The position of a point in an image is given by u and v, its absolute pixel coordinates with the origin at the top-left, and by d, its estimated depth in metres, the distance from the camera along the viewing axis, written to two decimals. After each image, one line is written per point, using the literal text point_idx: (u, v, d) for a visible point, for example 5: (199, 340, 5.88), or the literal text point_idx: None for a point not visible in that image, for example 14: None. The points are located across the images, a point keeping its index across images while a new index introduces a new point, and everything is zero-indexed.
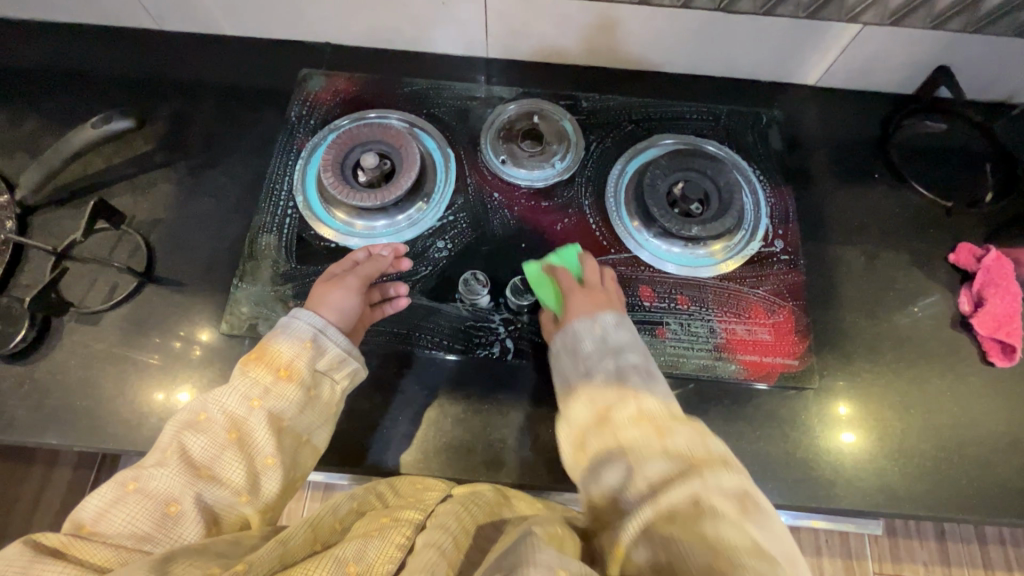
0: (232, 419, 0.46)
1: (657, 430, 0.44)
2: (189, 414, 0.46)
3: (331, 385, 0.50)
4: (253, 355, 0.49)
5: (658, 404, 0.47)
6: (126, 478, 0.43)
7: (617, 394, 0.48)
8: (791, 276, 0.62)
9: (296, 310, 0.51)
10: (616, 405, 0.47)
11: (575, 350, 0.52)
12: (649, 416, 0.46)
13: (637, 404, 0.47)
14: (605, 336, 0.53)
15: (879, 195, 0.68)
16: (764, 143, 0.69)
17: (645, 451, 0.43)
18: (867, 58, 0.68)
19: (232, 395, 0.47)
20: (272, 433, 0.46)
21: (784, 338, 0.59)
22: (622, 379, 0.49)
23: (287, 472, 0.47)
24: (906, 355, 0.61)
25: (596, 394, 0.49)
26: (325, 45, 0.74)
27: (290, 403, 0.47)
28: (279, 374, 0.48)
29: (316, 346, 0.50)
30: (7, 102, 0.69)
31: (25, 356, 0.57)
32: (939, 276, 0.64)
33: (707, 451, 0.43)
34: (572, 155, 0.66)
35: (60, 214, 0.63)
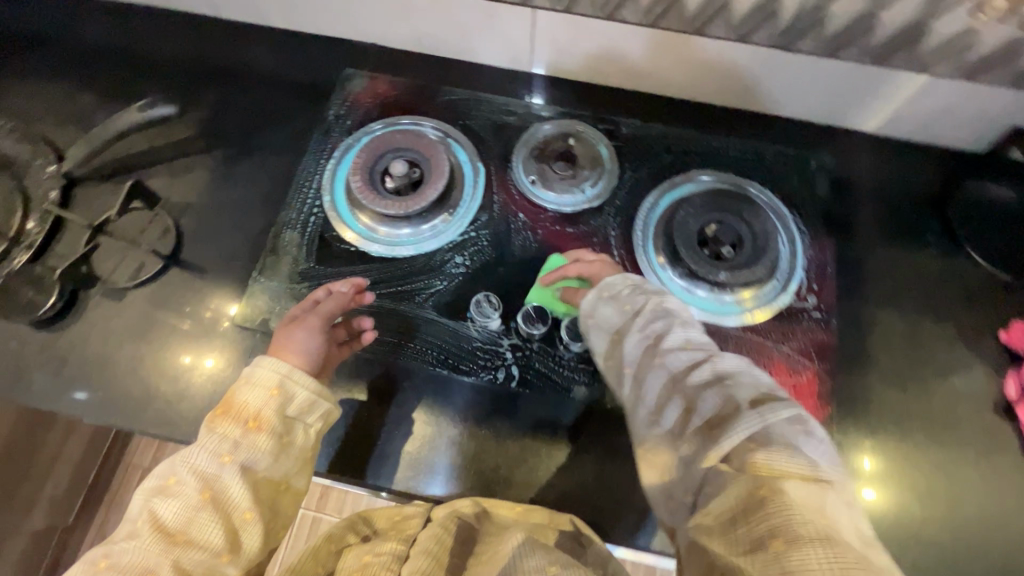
0: (202, 480, 0.43)
1: (706, 356, 0.45)
2: (158, 478, 0.44)
3: (305, 428, 0.48)
4: (218, 411, 0.46)
5: (704, 337, 0.47)
6: (97, 555, 0.41)
7: (667, 326, 0.48)
8: (821, 335, 0.59)
9: (257, 357, 0.49)
10: (664, 335, 0.47)
11: (614, 296, 0.52)
12: (696, 346, 0.46)
13: (688, 335, 0.47)
14: (638, 282, 0.53)
15: (928, 259, 0.64)
16: (810, 190, 0.65)
17: (698, 379, 0.43)
18: (934, 111, 0.64)
19: (200, 453, 0.44)
20: (247, 487, 0.44)
21: (805, 402, 0.56)
22: (672, 315, 0.49)
23: (267, 524, 0.45)
24: (937, 435, 0.56)
25: (643, 326, 0.48)
26: (371, 46, 0.75)
27: (264, 453, 0.45)
28: (247, 426, 0.45)
29: (283, 392, 0.48)
30: (68, 76, 0.72)
31: (53, 323, 0.60)
32: (985, 353, 0.60)
33: (758, 390, 0.42)
34: (604, 182, 0.65)
35: (101, 189, 0.65)
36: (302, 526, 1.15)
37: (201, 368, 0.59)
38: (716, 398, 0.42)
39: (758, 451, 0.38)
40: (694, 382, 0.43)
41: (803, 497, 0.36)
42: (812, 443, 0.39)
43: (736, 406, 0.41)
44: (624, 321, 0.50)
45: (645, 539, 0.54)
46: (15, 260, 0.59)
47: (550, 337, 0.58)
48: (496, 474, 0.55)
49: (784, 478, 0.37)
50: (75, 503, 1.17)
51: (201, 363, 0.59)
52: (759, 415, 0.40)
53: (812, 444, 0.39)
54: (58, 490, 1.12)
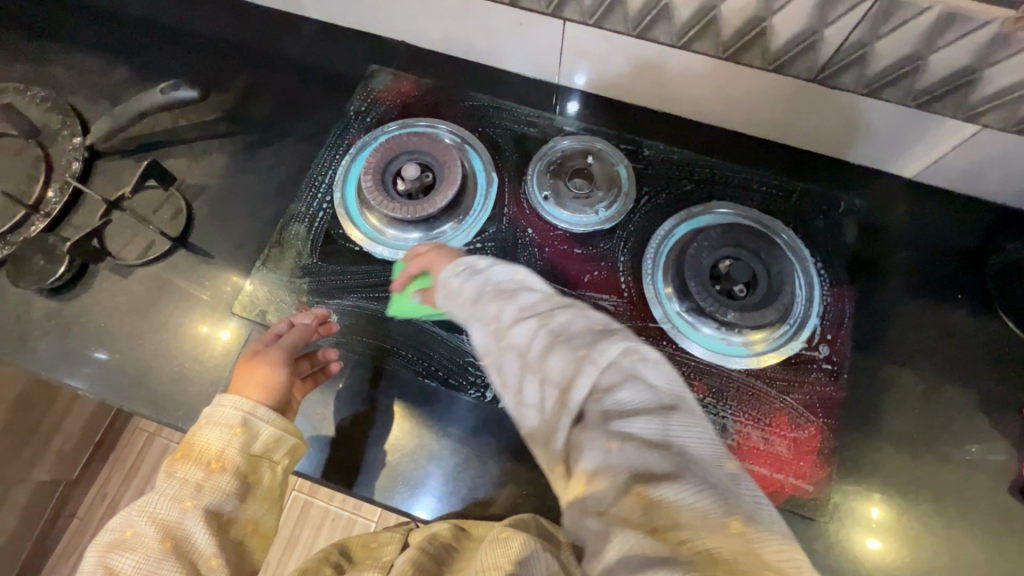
0: (165, 527, 0.45)
1: (539, 323, 0.43)
2: (115, 532, 0.46)
3: (272, 465, 0.50)
4: (178, 455, 0.48)
5: (537, 297, 0.45)
6: None
7: (499, 303, 0.45)
8: (829, 389, 0.56)
9: (219, 397, 0.50)
10: (500, 317, 0.44)
11: (452, 291, 0.49)
12: (533, 311, 0.44)
13: (523, 305, 0.45)
14: (471, 264, 0.50)
15: (957, 319, 0.60)
16: (835, 233, 0.62)
17: (540, 347, 0.42)
18: (981, 163, 0.60)
19: (162, 501, 0.46)
20: (212, 530, 0.46)
21: (803, 457, 0.53)
22: (504, 291, 0.46)
23: (234, 567, 0.46)
24: (943, 509, 0.53)
25: (484, 315, 0.45)
26: (400, 43, 0.74)
27: (227, 496, 0.47)
28: (209, 469, 0.47)
29: (246, 430, 0.49)
30: (105, 48, 0.73)
31: (60, 292, 0.61)
32: (1007, 428, 0.56)
33: (590, 326, 0.43)
34: (618, 205, 0.63)
35: (122, 164, 0.67)
36: (292, 509, 1.17)
37: (218, 338, 0.59)
38: (558, 358, 0.41)
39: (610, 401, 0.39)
40: (539, 355, 0.42)
41: (650, 434, 0.37)
42: (647, 371, 0.40)
43: (576, 361, 0.40)
44: (467, 311, 0.47)
45: None
46: (32, 227, 0.61)
47: None
48: (473, 492, 0.54)
49: (627, 422, 0.37)
50: (81, 458, 1.21)
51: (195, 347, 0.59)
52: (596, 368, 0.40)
53: (650, 369, 0.40)
54: (64, 446, 1.16)
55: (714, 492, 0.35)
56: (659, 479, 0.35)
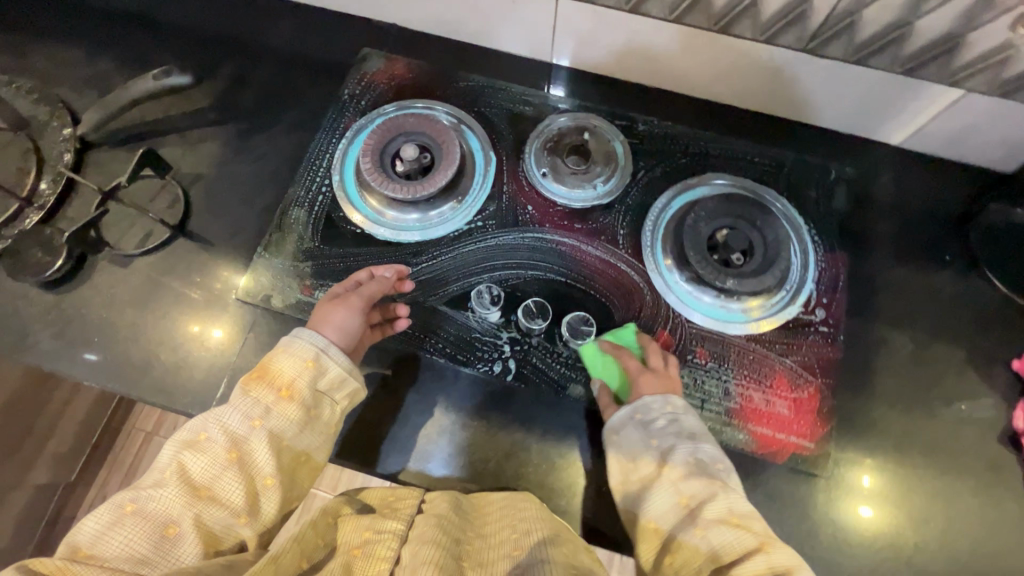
0: (233, 439, 0.48)
1: (753, 541, 0.46)
2: (189, 433, 0.49)
3: (332, 404, 0.51)
4: (255, 375, 0.50)
5: (747, 510, 0.48)
6: (125, 499, 0.46)
7: (707, 487, 0.48)
8: (826, 350, 0.57)
9: (297, 329, 0.52)
10: (706, 501, 0.48)
11: (646, 424, 0.52)
12: (741, 520, 0.47)
13: (730, 504, 0.48)
14: (677, 417, 0.52)
15: (945, 279, 0.62)
16: (827, 201, 0.63)
17: (744, 568, 0.44)
18: (964, 128, 0.61)
19: (234, 414, 0.48)
20: (272, 452, 0.48)
21: (804, 416, 0.55)
22: (714, 478, 0.49)
23: (285, 492, 0.49)
24: (937, 462, 0.55)
25: (683, 485, 0.49)
26: (391, 26, 0.74)
27: (290, 423, 0.49)
28: (280, 394, 0.49)
29: (317, 365, 0.51)
30: (88, 39, 0.72)
31: (59, 284, 0.60)
32: (995, 381, 0.58)
33: None
34: (616, 179, 0.63)
35: (114, 155, 0.66)
36: None
37: (213, 337, 0.59)
38: None
39: None
40: (739, 571, 0.45)
41: None
42: None
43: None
44: (664, 468, 0.50)
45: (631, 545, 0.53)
46: (26, 220, 0.60)
47: (549, 333, 0.57)
48: (487, 464, 0.55)
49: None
50: (78, 461, 1.20)
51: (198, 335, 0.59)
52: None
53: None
54: (60, 449, 1.14)
55: None
56: None
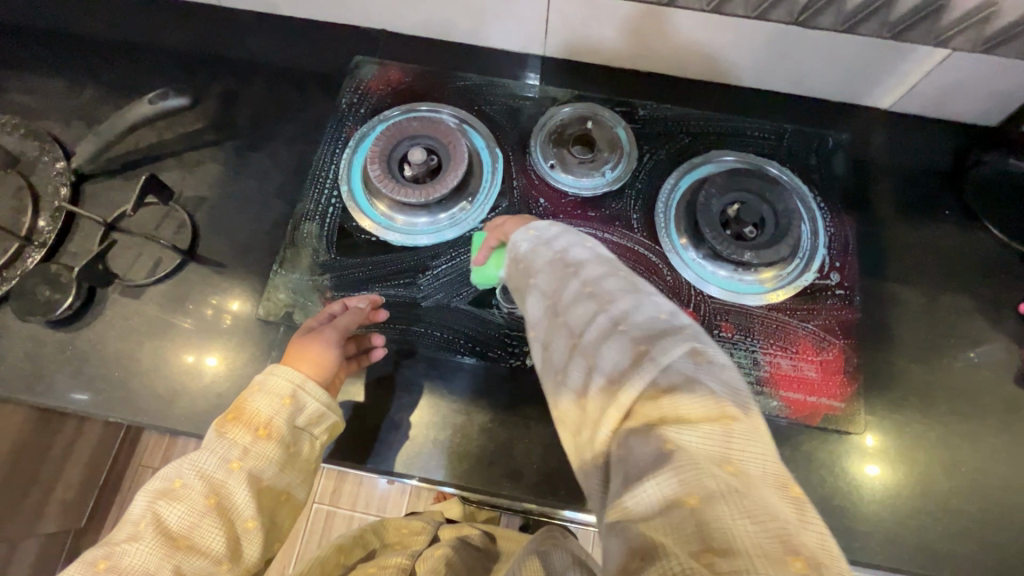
0: (210, 484, 0.46)
1: (600, 305, 0.40)
2: (163, 482, 0.46)
3: (311, 440, 0.50)
4: (229, 416, 0.49)
5: (601, 276, 0.42)
6: (97, 556, 0.43)
7: (561, 276, 0.43)
8: (844, 312, 0.59)
9: (273, 366, 0.51)
10: (562, 292, 0.42)
11: (519, 260, 0.48)
12: (594, 287, 0.42)
13: (584, 279, 0.42)
14: (539, 235, 0.49)
15: (947, 232, 0.64)
16: (827, 168, 0.65)
17: (596, 332, 0.39)
18: (950, 86, 0.64)
19: (209, 459, 0.47)
20: (252, 494, 0.46)
21: (831, 377, 0.56)
22: (569, 266, 0.44)
23: (267, 533, 0.47)
24: (961, 408, 0.57)
25: (544, 285, 0.44)
26: (380, 32, 0.73)
27: (271, 463, 0.48)
28: (257, 433, 0.48)
29: (295, 403, 0.50)
30: (68, 68, 0.70)
31: (70, 322, 0.59)
32: (1005, 326, 0.60)
33: (656, 329, 0.38)
34: (623, 165, 0.64)
35: (111, 185, 0.64)
36: (316, 521, 1.19)
37: (205, 366, 0.58)
38: (614, 350, 0.38)
39: (647, 394, 0.35)
40: (594, 339, 0.39)
41: (709, 446, 0.32)
42: (720, 383, 0.35)
43: (632, 349, 0.37)
44: (528, 282, 0.45)
45: None
46: (28, 260, 0.59)
47: None
48: (532, 459, 0.55)
49: (677, 426, 0.33)
50: (86, 506, 1.17)
51: (224, 360, 0.58)
52: (655, 357, 0.36)
53: (712, 375, 0.35)
54: (66, 495, 1.11)
55: (776, 523, 0.29)
56: (718, 503, 0.29)
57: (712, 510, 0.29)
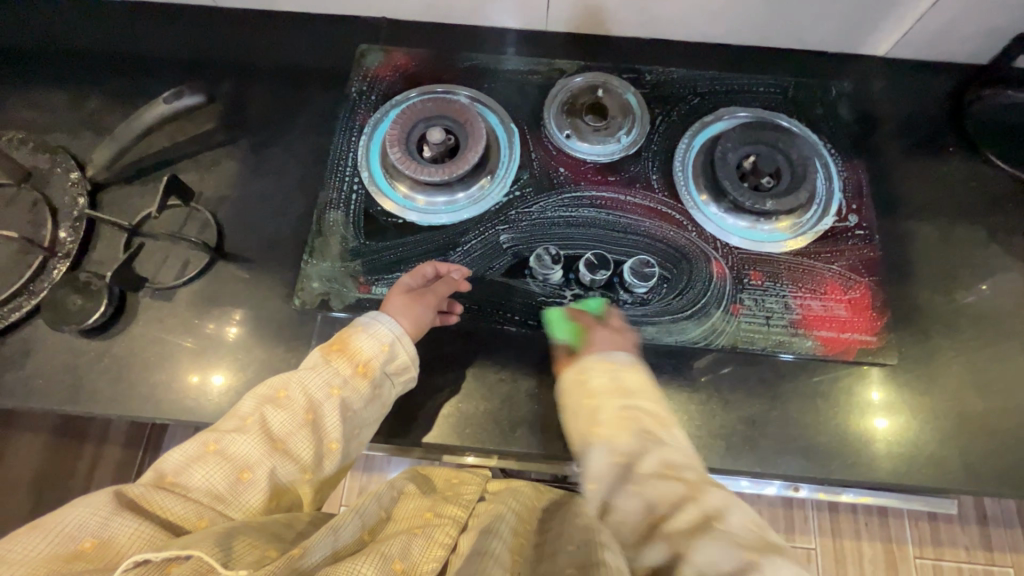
0: (311, 401, 0.49)
1: (688, 492, 0.45)
2: (271, 388, 0.50)
3: (391, 385, 0.53)
4: (337, 345, 0.52)
5: (679, 457, 0.48)
6: (207, 438, 0.47)
7: (640, 440, 0.49)
8: (866, 251, 0.61)
9: (379, 314, 0.54)
10: (639, 457, 0.48)
11: (587, 387, 0.53)
12: (675, 470, 0.47)
13: (663, 457, 0.48)
14: (619, 376, 0.52)
15: (953, 168, 0.66)
16: (834, 115, 0.67)
17: (684, 526, 0.44)
18: (943, 26, 0.66)
19: (314, 379, 0.50)
20: (341, 421, 0.50)
21: (861, 314, 0.58)
22: (647, 428, 0.49)
23: (343, 458, 0.51)
24: (985, 332, 0.59)
25: (616, 441, 0.49)
26: (381, 20, 0.74)
27: (361, 398, 0.51)
28: (356, 369, 0.51)
29: (391, 352, 0.53)
30: (69, 81, 0.69)
31: (104, 329, 0.58)
32: (1018, 251, 0.63)
33: (752, 539, 0.43)
34: (637, 129, 0.65)
35: (129, 191, 0.64)
36: None
37: (211, 387, 0.57)
38: (714, 549, 0.42)
39: None
40: (682, 533, 0.43)
41: None
42: None
43: (741, 557, 0.41)
44: (594, 428, 0.50)
45: (731, 460, 0.55)
46: (54, 271, 0.58)
47: (610, 283, 0.58)
48: None
49: None
50: None
51: (238, 373, 0.57)
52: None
53: None
54: None
55: None
56: None
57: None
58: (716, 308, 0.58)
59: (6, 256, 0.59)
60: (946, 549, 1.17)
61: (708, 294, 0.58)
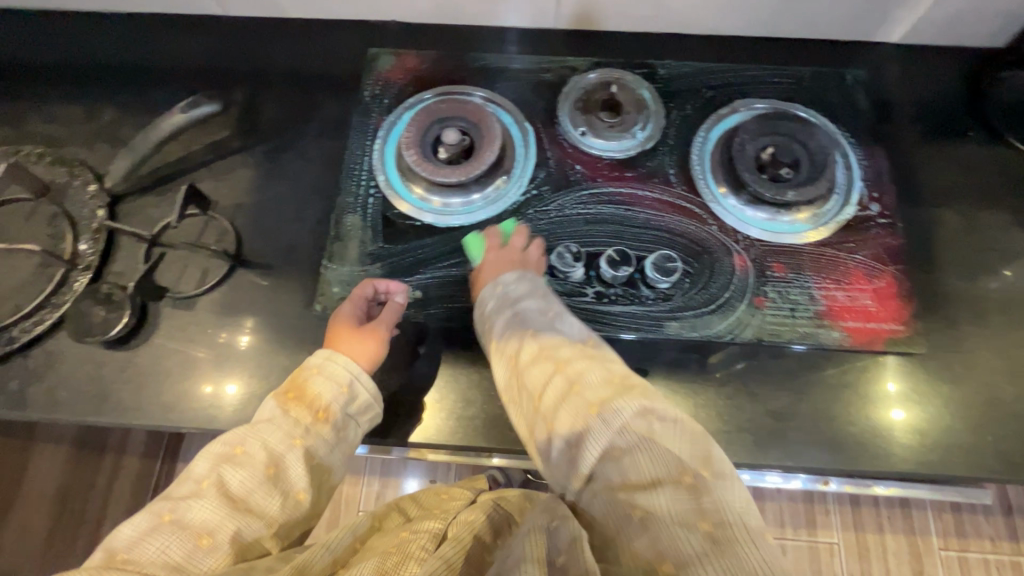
0: (272, 455, 0.48)
1: (557, 369, 0.49)
2: (226, 447, 0.49)
3: (356, 427, 0.52)
4: (291, 395, 0.51)
5: (558, 340, 0.51)
6: (161, 509, 0.46)
7: (520, 340, 0.52)
8: (889, 239, 0.60)
9: (330, 354, 0.53)
10: (520, 353, 0.51)
11: (480, 312, 0.55)
12: (550, 353, 0.50)
13: (540, 349, 0.51)
14: (504, 292, 0.54)
15: (973, 153, 0.65)
16: (851, 104, 0.66)
17: (553, 400, 0.48)
18: (959, 10, 0.65)
19: (274, 433, 0.49)
20: (306, 469, 0.49)
21: (887, 303, 0.57)
22: (526, 329, 0.52)
23: (313, 505, 0.50)
24: (1013, 318, 0.58)
25: (503, 349, 0.52)
26: (391, 23, 0.74)
27: (325, 443, 0.50)
28: (316, 415, 0.51)
29: (351, 392, 0.52)
30: (84, 94, 0.69)
31: (126, 340, 0.58)
32: None
33: (607, 390, 0.47)
34: (652, 123, 0.65)
35: (146, 202, 0.64)
36: None
37: (225, 396, 0.57)
38: (579, 414, 0.46)
39: (605, 452, 0.44)
40: (552, 407, 0.47)
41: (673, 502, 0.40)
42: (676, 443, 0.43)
43: (591, 413, 0.45)
44: (490, 343, 0.53)
45: (761, 455, 0.54)
46: (75, 283, 0.59)
47: (632, 280, 0.58)
48: None
49: (647, 489, 0.41)
50: None
51: (254, 386, 0.57)
52: (610, 421, 0.44)
53: (670, 433, 0.43)
54: None
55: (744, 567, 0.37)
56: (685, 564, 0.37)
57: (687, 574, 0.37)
58: (740, 302, 0.57)
59: (28, 270, 0.59)
60: (971, 540, 1.15)
61: (731, 289, 0.58)
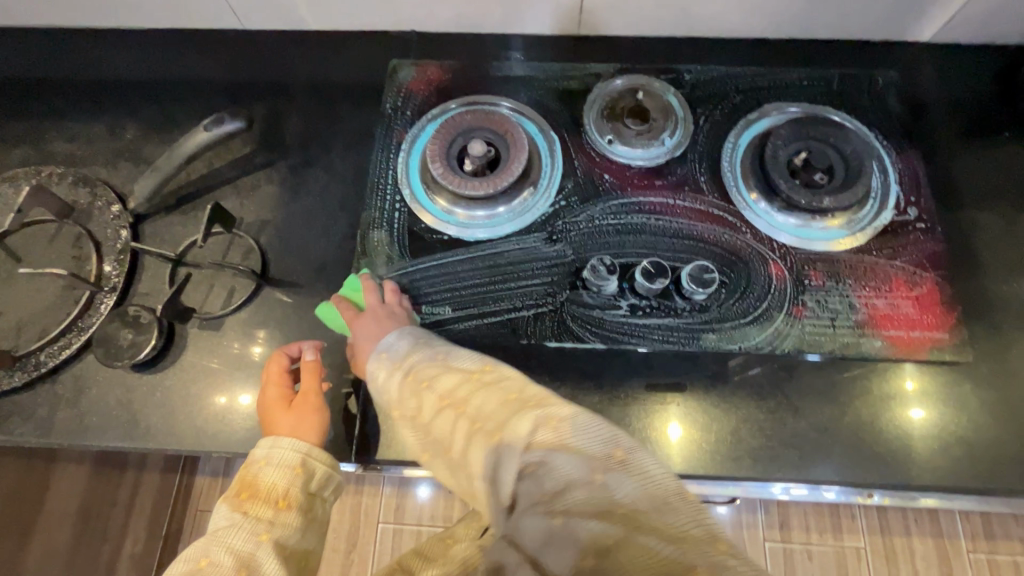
0: (240, 558, 0.44)
1: (457, 412, 0.43)
2: (188, 564, 0.44)
3: (323, 504, 0.50)
4: (245, 493, 0.48)
5: (452, 381, 0.45)
6: None
7: (414, 392, 0.46)
8: (929, 244, 0.58)
9: (274, 440, 0.50)
10: (418, 408, 0.45)
11: (377, 379, 0.49)
12: (448, 398, 0.44)
13: (438, 394, 0.45)
14: (393, 350, 0.49)
15: (1011, 153, 0.64)
16: (884, 106, 0.65)
17: (461, 444, 0.41)
18: (994, 7, 0.64)
19: (237, 535, 0.45)
20: (280, 562, 0.45)
21: (929, 310, 0.56)
22: (421, 380, 0.46)
23: None
24: None
25: (405, 409, 0.46)
26: (411, 33, 0.72)
27: (294, 530, 0.47)
28: (278, 505, 0.47)
29: (306, 470, 0.50)
30: (104, 112, 0.69)
31: (154, 363, 0.57)
32: None
33: (504, 420, 0.40)
34: (681, 130, 0.64)
35: (171, 221, 0.63)
36: (384, 539, 1.17)
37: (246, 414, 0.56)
38: (484, 454, 0.39)
39: (516, 479, 0.38)
40: (462, 451, 0.41)
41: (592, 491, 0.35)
42: (584, 443, 0.38)
43: (493, 447, 0.39)
44: (393, 404, 0.47)
45: (804, 470, 0.54)
46: (102, 306, 0.58)
47: (666, 291, 0.57)
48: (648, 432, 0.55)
49: (564, 495, 0.35)
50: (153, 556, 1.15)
51: None
52: (510, 447, 0.38)
53: (579, 434, 0.38)
54: (136, 547, 1.09)
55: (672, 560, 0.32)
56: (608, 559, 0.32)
57: (610, 560, 0.32)
58: (776, 312, 0.56)
59: (55, 293, 0.59)
60: (1000, 542, 1.14)
61: (767, 299, 0.56)
